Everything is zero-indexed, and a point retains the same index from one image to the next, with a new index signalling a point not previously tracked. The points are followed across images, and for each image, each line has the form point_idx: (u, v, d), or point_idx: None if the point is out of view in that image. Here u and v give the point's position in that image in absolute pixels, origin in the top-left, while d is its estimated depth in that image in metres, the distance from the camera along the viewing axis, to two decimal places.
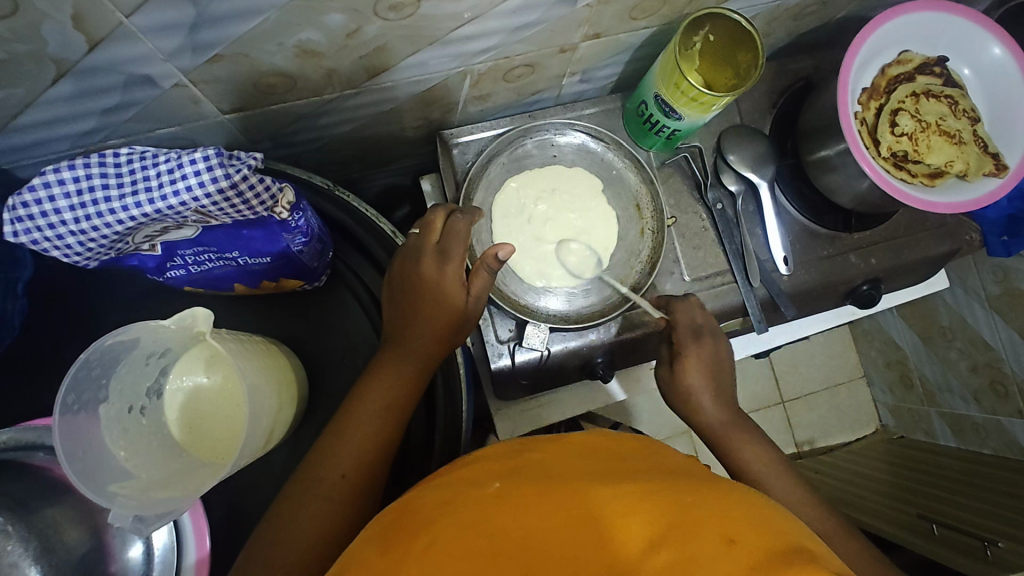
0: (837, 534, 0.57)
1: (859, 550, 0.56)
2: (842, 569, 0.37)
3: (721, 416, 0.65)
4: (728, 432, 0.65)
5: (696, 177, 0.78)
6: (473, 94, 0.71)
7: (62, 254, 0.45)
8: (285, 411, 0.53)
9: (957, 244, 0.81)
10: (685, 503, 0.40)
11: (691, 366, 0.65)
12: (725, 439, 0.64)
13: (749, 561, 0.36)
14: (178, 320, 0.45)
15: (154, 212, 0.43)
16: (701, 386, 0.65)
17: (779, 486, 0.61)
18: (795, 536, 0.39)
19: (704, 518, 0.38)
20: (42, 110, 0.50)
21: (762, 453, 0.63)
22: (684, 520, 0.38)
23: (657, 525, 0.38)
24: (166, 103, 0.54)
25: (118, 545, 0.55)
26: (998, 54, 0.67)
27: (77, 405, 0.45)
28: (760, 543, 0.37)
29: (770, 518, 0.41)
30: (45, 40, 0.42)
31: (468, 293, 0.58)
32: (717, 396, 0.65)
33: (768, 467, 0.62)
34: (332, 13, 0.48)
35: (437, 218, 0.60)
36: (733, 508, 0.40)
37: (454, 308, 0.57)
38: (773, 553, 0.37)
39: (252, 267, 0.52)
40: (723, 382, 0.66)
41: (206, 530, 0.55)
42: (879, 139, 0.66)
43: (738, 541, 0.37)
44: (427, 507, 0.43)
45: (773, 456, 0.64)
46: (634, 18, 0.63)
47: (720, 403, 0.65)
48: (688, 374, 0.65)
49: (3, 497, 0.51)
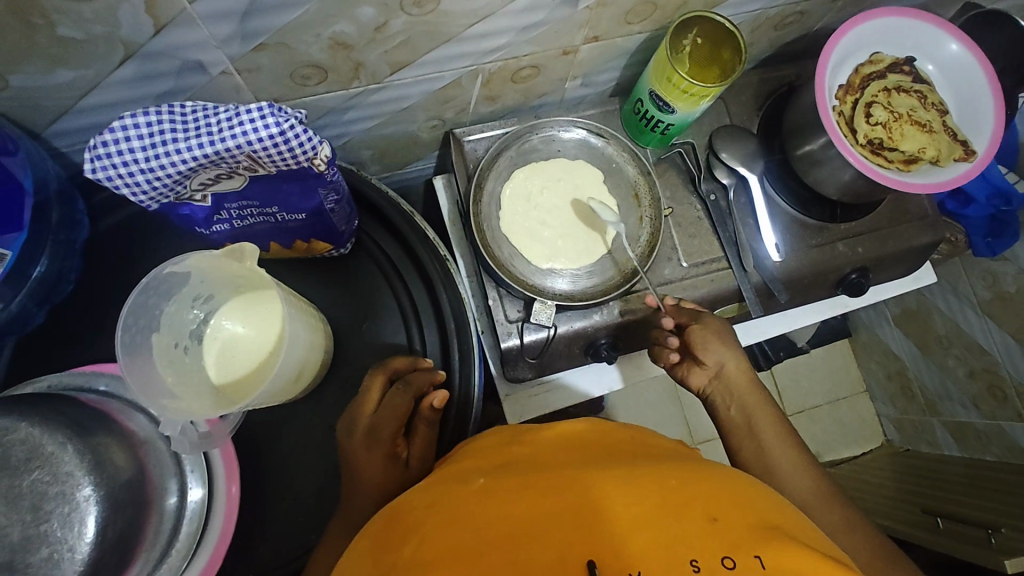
0: (817, 503, 0.59)
1: (841, 516, 0.58)
2: (814, 542, 0.42)
3: (734, 378, 0.68)
4: (740, 394, 0.67)
5: (689, 171, 0.85)
6: (484, 95, 0.78)
7: (131, 192, 0.47)
8: (313, 355, 0.58)
9: (938, 235, 0.87)
10: (671, 484, 0.44)
11: (713, 320, 0.71)
12: (743, 410, 0.66)
13: (730, 537, 0.40)
14: (228, 253, 0.49)
15: (213, 153, 0.46)
16: (714, 342, 0.69)
17: (796, 473, 0.61)
18: (775, 517, 0.43)
19: (686, 501, 0.42)
20: (106, 92, 0.56)
21: (776, 426, 0.65)
22: (669, 502, 0.42)
23: (641, 507, 0.42)
24: (212, 89, 0.61)
25: (156, 474, 0.53)
26: (957, 51, 0.74)
27: (134, 328, 0.50)
28: (738, 520, 0.42)
29: (748, 496, 0.45)
30: (120, 22, 0.49)
31: (408, 459, 0.58)
32: (730, 356, 0.68)
33: (785, 453, 0.62)
34: (365, 7, 0.55)
35: (375, 384, 0.59)
36: (713, 487, 0.44)
37: (395, 474, 0.56)
38: (753, 530, 0.41)
39: (287, 223, 0.57)
40: (732, 344, 0.69)
41: (236, 501, 0.56)
42: (856, 128, 0.73)
43: (719, 519, 0.41)
44: (414, 509, 0.46)
45: (781, 420, 0.65)
46: (629, 22, 0.70)
47: (730, 359, 0.68)
48: (714, 322, 0.71)
49: (62, 416, 0.47)
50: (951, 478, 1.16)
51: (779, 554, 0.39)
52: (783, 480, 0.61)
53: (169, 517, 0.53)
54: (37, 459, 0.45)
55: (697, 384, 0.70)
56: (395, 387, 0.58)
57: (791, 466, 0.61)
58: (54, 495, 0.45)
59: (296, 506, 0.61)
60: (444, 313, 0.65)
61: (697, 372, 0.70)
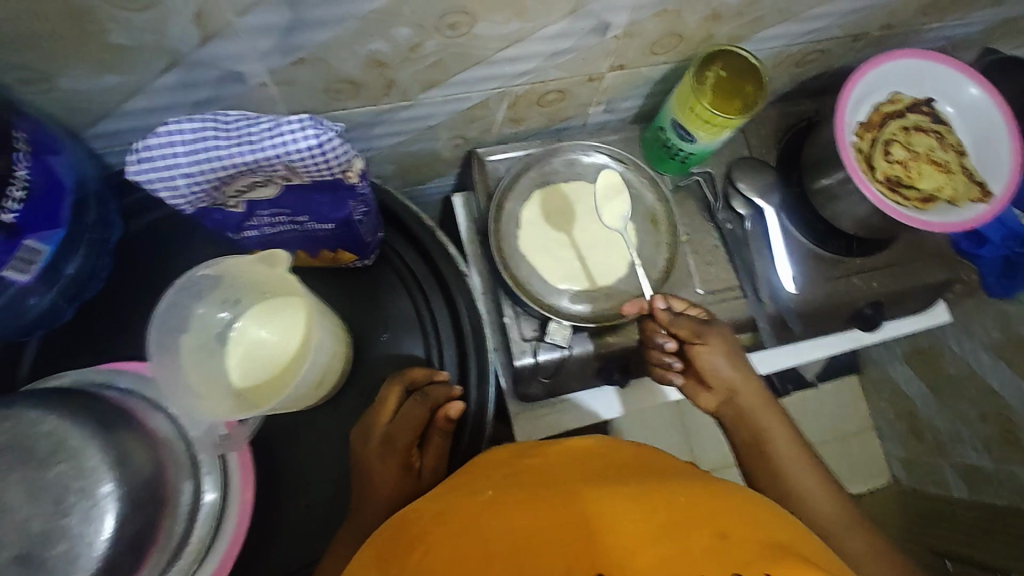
0: (840, 531, 0.59)
1: (864, 544, 0.58)
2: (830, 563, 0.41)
3: (749, 400, 0.66)
4: (758, 419, 0.65)
5: (707, 200, 0.86)
6: (509, 117, 0.80)
7: (171, 195, 0.49)
8: (334, 362, 0.58)
9: (952, 273, 0.88)
10: (680, 501, 0.43)
11: (715, 337, 0.67)
12: (760, 436, 0.64)
13: (741, 554, 0.40)
14: (261, 257, 0.50)
15: (253, 161, 0.47)
16: (719, 360, 0.66)
17: (812, 494, 0.60)
18: (788, 534, 0.43)
19: (696, 518, 0.42)
20: (147, 98, 0.58)
21: (796, 453, 0.63)
22: (679, 518, 0.42)
23: (650, 523, 0.42)
24: (248, 100, 0.62)
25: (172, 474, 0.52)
26: (976, 93, 0.75)
27: (165, 327, 0.51)
28: (748, 538, 0.41)
29: (760, 514, 0.44)
30: (167, 32, 0.50)
31: (421, 469, 0.59)
32: (738, 376, 0.66)
33: (804, 478, 0.61)
34: (401, 27, 0.56)
35: (391, 394, 0.59)
36: (724, 504, 0.44)
37: (406, 485, 0.56)
38: (765, 547, 0.41)
39: (315, 232, 0.58)
40: (738, 361, 0.67)
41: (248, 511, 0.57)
42: (875, 165, 0.74)
43: (730, 536, 0.41)
44: (421, 518, 0.46)
45: (801, 445, 0.64)
46: (655, 53, 0.72)
47: (739, 379, 0.66)
48: (716, 340, 0.67)
49: (89, 413, 0.48)
50: (962, 522, 1.14)
51: (793, 570, 0.39)
52: (803, 507, 0.60)
53: (183, 518, 0.53)
54: (62, 452, 0.45)
55: (707, 406, 0.69)
56: (413, 398, 0.59)
57: (811, 493, 0.60)
58: (76, 489, 0.45)
59: (308, 514, 0.61)
60: (464, 328, 0.65)
61: (707, 395, 0.69)
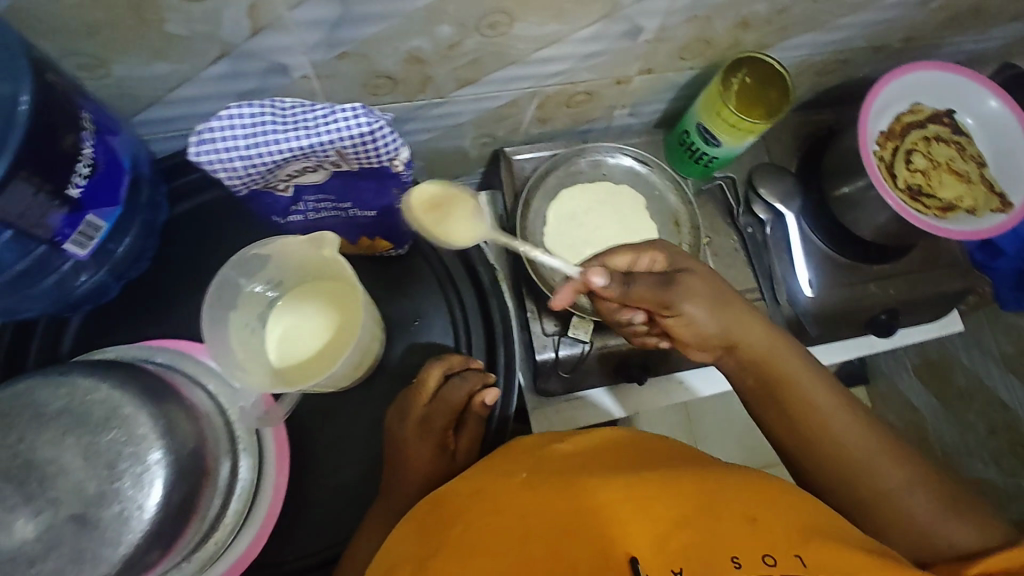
0: (880, 458, 0.54)
1: (905, 468, 0.54)
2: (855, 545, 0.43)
3: (761, 345, 0.59)
4: (777, 361, 0.58)
5: (728, 204, 0.88)
6: (537, 116, 0.82)
7: (227, 176, 0.51)
8: (371, 346, 0.60)
9: (967, 282, 0.89)
10: (710, 487, 0.45)
11: (691, 303, 0.56)
12: (777, 379, 0.58)
13: (770, 538, 0.41)
14: (311, 239, 0.52)
15: (307, 147, 0.49)
16: (705, 319, 0.57)
17: (844, 431, 0.55)
18: (815, 520, 0.44)
19: (726, 502, 0.44)
20: (195, 87, 0.60)
21: (821, 389, 0.57)
22: (710, 502, 0.43)
23: (682, 505, 0.43)
24: (291, 92, 0.64)
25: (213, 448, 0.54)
26: (996, 106, 0.77)
27: (219, 303, 0.53)
28: (777, 522, 0.43)
29: (787, 500, 0.46)
30: (222, 24, 0.52)
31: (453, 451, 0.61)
32: (734, 328, 0.58)
33: (833, 415, 0.56)
34: (443, 25, 0.59)
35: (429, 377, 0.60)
36: (753, 489, 0.45)
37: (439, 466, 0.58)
38: (793, 532, 0.42)
39: (358, 219, 0.60)
40: (727, 312, 0.58)
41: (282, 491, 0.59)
42: (896, 173, 0.76)
43: (759, 520, 0.42)
44: (457, 497, 0.48)
45: (826, 377, 0.58)
46: (682, 58, 0.74)
47: (734, 332, 0.58)
48: (692, 309, 0.56)
49: (139, 384, 0.50)
50: None
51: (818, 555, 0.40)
52: (836, 446, 0.56)
53: (221, 491, 0.54)
54: (115, 420, 0.47)
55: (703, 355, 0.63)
56: (450, 382, 0.60)
57: (843, 426, 0.56)
58: (128, 455, 0.46)
59: (335, 494, 0.63)
60: (491, 320, 0.67)
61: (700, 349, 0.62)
